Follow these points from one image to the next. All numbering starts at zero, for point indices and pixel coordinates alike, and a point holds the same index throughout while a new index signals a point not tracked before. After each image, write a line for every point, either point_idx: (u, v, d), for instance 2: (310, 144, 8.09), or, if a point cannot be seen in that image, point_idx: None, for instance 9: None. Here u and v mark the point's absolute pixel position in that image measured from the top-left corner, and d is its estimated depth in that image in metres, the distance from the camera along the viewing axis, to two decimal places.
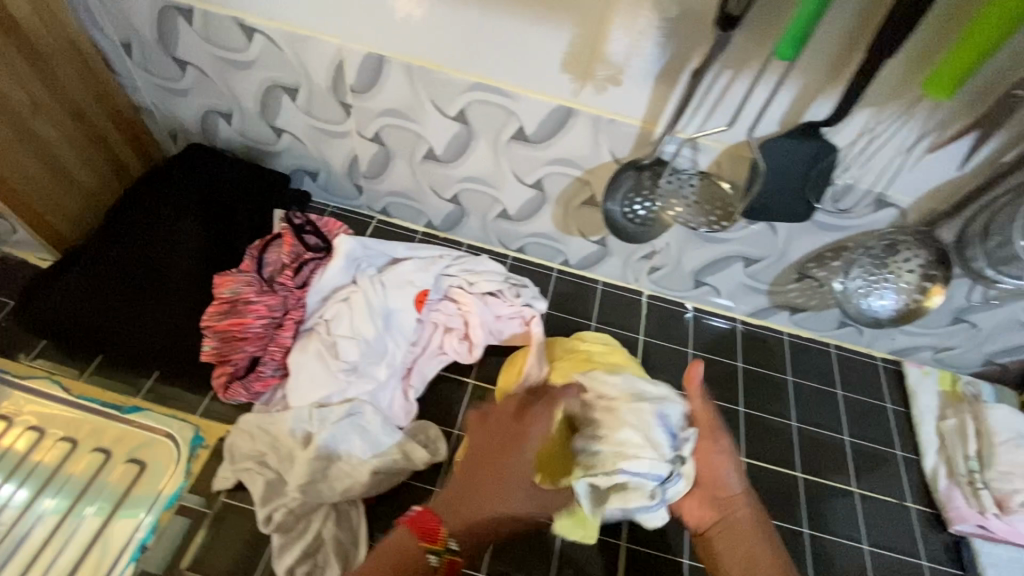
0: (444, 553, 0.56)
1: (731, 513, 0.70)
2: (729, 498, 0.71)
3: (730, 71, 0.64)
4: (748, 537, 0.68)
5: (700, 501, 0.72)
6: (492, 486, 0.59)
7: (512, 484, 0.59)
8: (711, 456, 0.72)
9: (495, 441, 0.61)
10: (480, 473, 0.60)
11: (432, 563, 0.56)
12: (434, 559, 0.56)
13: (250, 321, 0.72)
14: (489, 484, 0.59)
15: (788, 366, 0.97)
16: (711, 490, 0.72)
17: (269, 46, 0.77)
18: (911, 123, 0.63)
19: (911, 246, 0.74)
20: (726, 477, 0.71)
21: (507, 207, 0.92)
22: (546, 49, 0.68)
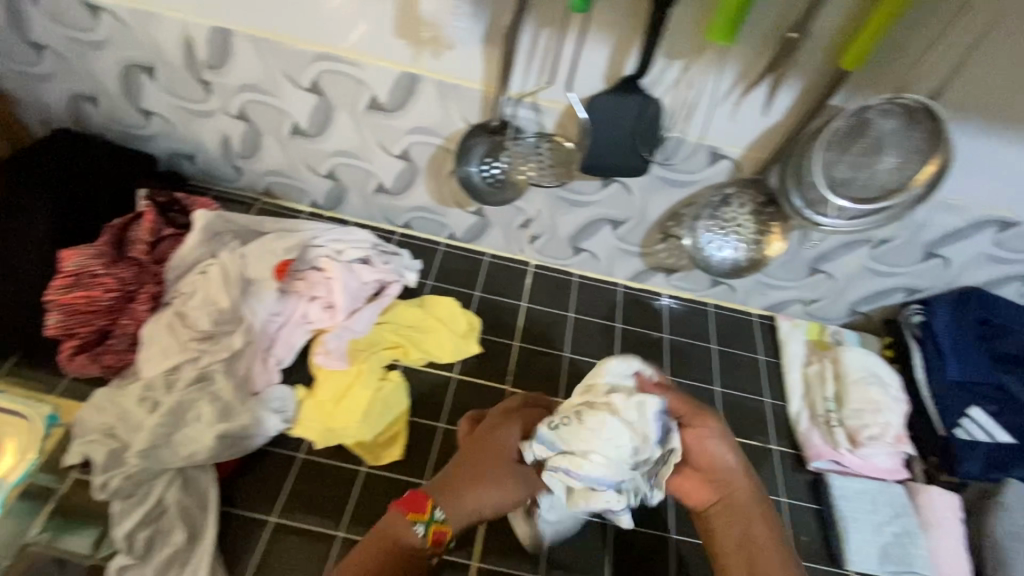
0: (430, 522, 0.61)
1: (732, 491, 0.66)
2: (710, 478, 0.67)
3: (546, 31, 0.68)
4: (746, 516, 0.65)
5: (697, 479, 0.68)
6: (478, 476, 0.64)
7: (488, 478, 0.64)
8: (705, 441, 0.67)
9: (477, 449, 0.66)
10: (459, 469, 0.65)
11: (420, 531, 0.61)
12: (420, 529, 0.61)
13: (99, 294, 0.74)
14: (461, 474, 0.64)
15: (665, 326, 1.00)
16: (709, 473, 0.67)
17: (117, 25, 0.78)
18: (716, 74, 0.68)
19: (741, 195, 0.78)
20: (724, 458, 0.67)
21: (383, 180, 0.92)
22: (379, 16, 0.71)
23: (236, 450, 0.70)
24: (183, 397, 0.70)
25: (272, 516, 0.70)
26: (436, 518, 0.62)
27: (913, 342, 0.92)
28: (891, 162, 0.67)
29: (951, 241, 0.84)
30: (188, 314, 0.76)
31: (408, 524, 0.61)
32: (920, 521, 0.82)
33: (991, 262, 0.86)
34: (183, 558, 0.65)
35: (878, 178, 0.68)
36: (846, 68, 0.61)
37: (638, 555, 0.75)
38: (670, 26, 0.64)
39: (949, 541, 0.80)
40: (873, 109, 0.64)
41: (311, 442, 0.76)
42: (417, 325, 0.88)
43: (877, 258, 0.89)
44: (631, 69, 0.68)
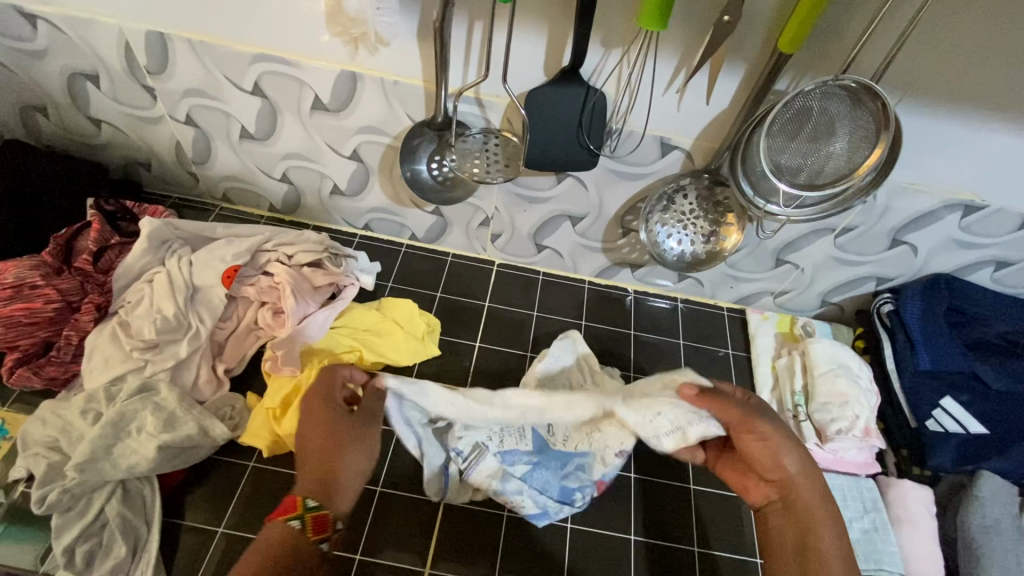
0: (306, 513, 0.54)
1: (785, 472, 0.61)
2: (773, 450, 0.61)
3: (481, 22, 0.66)
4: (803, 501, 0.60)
5: (757, 456, 0.62)
6: (334, 449, 0.60)
7: (348, 440, 0.61)
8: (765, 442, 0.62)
9: (317, 417, 0.62)
10: (317, 449, 0.59)
11: (297, 527, 0.53)
12: (297, 523, 0.53)
13: (39, 305, 0.74)
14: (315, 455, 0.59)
15: (632, 321, 0.97)
16: (764, 471, 0.62)
17: (55, 33, 0.78)
18: (655, 63, 0.67)
19: (692, 188, 0.77)
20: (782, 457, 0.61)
21: (337, 181, 0.90)
22: (311, 14, 0.70)
23: (180, 460, 0.69)
24: (124, 408, 0.69)
25: (221, 527, 0.69)
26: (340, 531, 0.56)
27: (883, 333, 0.90)
28: (842, 146, 0.65)
29: (916, 226, 0.81)
30: (134, 323, 0.76)
31: (309, 545, 0.53)
32: (890, 515, 0.79)
33: (959, 248, 0.83)
34: (125, 571, 0.64)
35: (830, 162, 0.66)
36: (784, 51, 0.59)
37: (599, 559, 0.73)
38: (601, 13, 0.63)
39: (921, 535, 0.77)
40: (815, 93, 0.62)
41: (260, 450, 0.74)
42: (370, 329, 0.86)
43: (843, 247, 0.86)
44: (569, 60, 0.67)
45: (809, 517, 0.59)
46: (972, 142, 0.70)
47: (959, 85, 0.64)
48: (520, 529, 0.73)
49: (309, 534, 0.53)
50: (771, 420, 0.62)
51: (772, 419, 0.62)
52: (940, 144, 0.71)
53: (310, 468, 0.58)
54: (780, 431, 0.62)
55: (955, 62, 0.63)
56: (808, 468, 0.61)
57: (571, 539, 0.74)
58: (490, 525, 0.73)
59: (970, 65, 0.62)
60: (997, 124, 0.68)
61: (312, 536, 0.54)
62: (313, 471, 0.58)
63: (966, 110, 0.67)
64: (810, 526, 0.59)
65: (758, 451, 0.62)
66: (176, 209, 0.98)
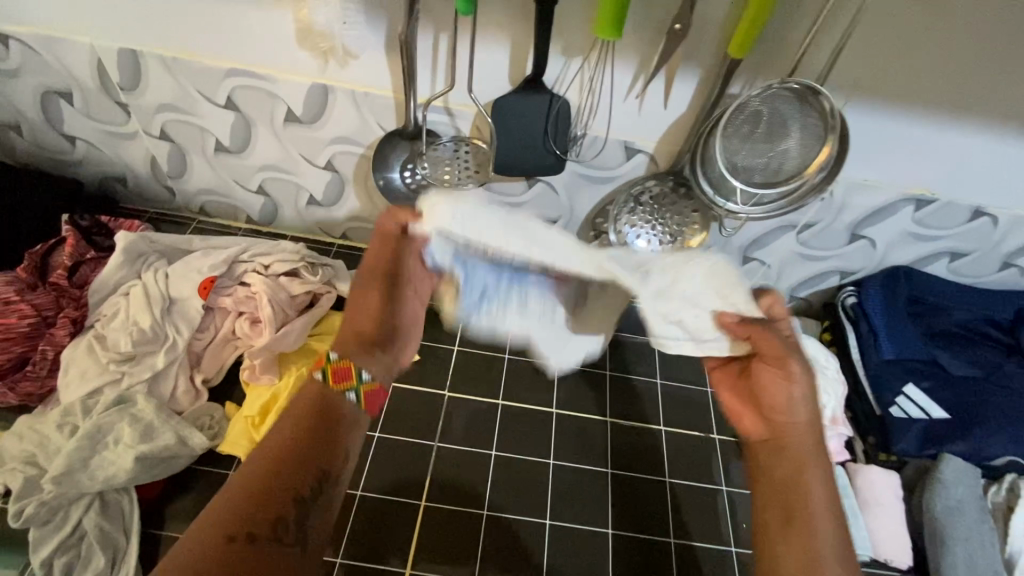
0: (328, 364, 0.55)
1: (790, 428, 0.56)
2: (787, 400, 0.55)
3: (447, 34, 0.69)
4: (798, 458, 0.55)
5: (772, 389, 0.56)
6: (376, 309, 0.59)
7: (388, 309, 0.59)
8: (780, 385, 0.55)
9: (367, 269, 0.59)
10: (361, 312, 0.59)
11: (320, 378, 0.54)
12: (320, 374, 0.54)
13: (13, 321, 0.75)
14: (364, 310, 0.59)
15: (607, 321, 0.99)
16: (768, 409, 0.56)
17: (28, 52, 0.79)
18: (616, 70, 0.70)
19: (658, 189, 0.79)
20: (796, 404, 0.55)
21: (312, 192, 0.92)
22: (281, 29, 0.72)
23: (158, 470, 0.69)
24: (101, 421, 0.69)
25: None
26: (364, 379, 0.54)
27: (848, 324, 0.93)
28: (793, 145, 0.68)
29: (873, 221, 0.84)
30: (110, 336, 0.76)
31: (336, 394, 0.54)
32: (859, 501, 0.82)
33: (915, 241, 0.86)
34: None
35: (785, 161, 0.70)
36: (734, 56, 0.63)
37: (578, 554, 0.74)
38: (561, 24, 0.66)
39: (887, 518, 0.79)
40: (765, 97, 0.65)
41: (240, 459, 0.75)
42: None
43: (806, 243, 0.89)
44: (532, 68, 0.69)
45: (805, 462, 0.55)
46: (917, 139, 0.74)
47: (899, 86, 0.68)
48: (500, 527, 0.75)
49: (330, 383, 0.54)
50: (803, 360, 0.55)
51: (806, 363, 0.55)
52: (887, 142, 0.75)
53: (353, 326, 0.58)
54: (803, 378, 0.55)
55: (895, 63, 0.66)
56: (812, 424, 0.56)
57: (550, 535, 0.75)
58: (471, 524, 0.75)
59: (908, 68, 0.66)
60: (939, 120, 0.72)
61: (335, 387, 0.54)
62: (354, 342, 0.57)
63: (909, 108, 0.71)
64: (802, 461, 0.55)
65: (777, 392, 0.55)
66: (154, 223, 0.99)
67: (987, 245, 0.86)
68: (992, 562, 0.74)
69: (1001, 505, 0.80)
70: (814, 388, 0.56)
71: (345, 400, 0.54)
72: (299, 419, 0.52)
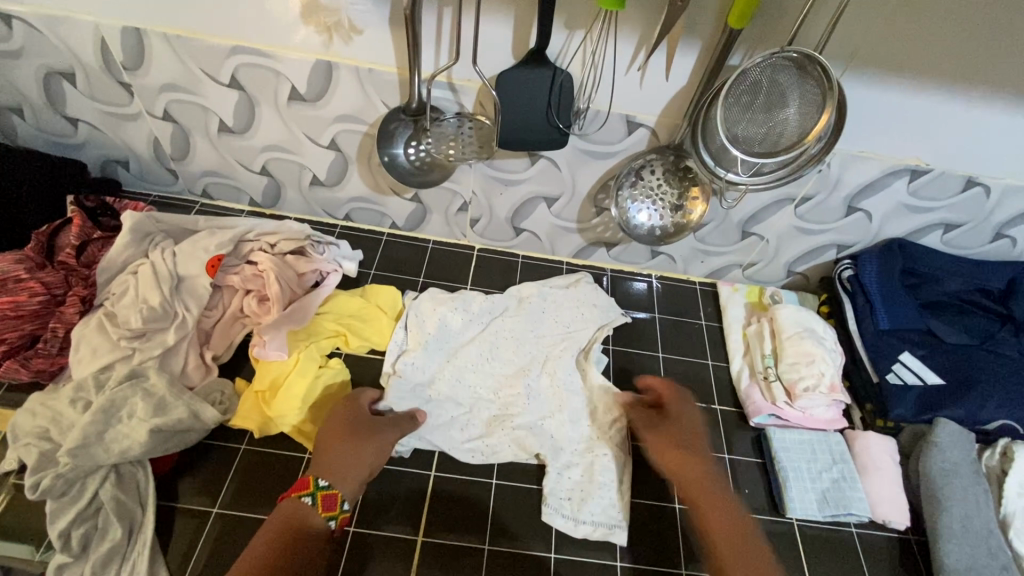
0: (317, 492, 0.63)
1: (682, 463, 0.71)
2: (683, 449, 0.72)
3: (450, 7, 0.70)
4: (697, 486, 0.68)
5: (663, 441, 0.74)
6: (354, 439, 0.68)
7: (375, 433, 0.70)
8: (668, 439, 0.73)
9: (344, 426, 0.70)
10: (339, 436, 0.69)
11: (309, 502, 0.63)
12: (309, 500, 0.63)
13: (23, 299, 0.75)
14: (339, 441, 0.68)
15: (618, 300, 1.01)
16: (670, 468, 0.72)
17: (30, 32, 0.79)
18: (618, 44, 0.71)
19: (657, 163, 0.81)
20: (687, 449, 0.72)
21: (316, 172, 0.92)
22: (285, 6, 0.72)
23: (172, 444, 0.70)
24: (114, 395, 0.70)
25: (216, 508, 0.70)
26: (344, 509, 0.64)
27: (845, 296, 0.95)
28: (793, 113, 0.70)
29: (868, 194, 0.86)
30: (119, 314, 0.77)
31: (320, 520, 0.63)
32: (857, 466, 0.84)
33: (910, 212, 0.88)
34: (122, 552, 0.65)
35: (785, 131, 0.71)
36: (734, 27, 0.64)
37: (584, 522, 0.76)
38: None
39: (884, 481, 0.82)
40: (764, 67, 0.67)
41: (251, 432, 0.76)
42: (353, 316, 0.88)
43: (803, 216, 0.91)
44: (535, 42, 0.70)
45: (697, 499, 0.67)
46: (911, 110, 0.76)
47: (894, 57, 0.70)
48: (508, 498, 0.76)
49: (319, 509, 0.63)
50: (671, 422, 0.76)
51: (670, 424, 0.76)
52: (883, 112, 0.76)
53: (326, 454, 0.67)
54: (688, 438, 0.74)
55: (891, 32, 0.68)
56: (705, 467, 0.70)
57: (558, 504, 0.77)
58: (481, 494, 0.76)
59: (902, 38, 0.68)
60: (934, 91, 0.73)
61: (320, 512, 0.63)
62: (331, 444, 0.68)
63: (904, 78, 0.72)
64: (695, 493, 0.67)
65: (666, 443, 0.73)
66: (156, 207, 0.99)
67: (980, 216, 0.87)
68: (986, 522, 0.77)
69: (995, 469, 0.82)
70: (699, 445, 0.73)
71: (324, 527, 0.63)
72: (287, 530, 0.60)
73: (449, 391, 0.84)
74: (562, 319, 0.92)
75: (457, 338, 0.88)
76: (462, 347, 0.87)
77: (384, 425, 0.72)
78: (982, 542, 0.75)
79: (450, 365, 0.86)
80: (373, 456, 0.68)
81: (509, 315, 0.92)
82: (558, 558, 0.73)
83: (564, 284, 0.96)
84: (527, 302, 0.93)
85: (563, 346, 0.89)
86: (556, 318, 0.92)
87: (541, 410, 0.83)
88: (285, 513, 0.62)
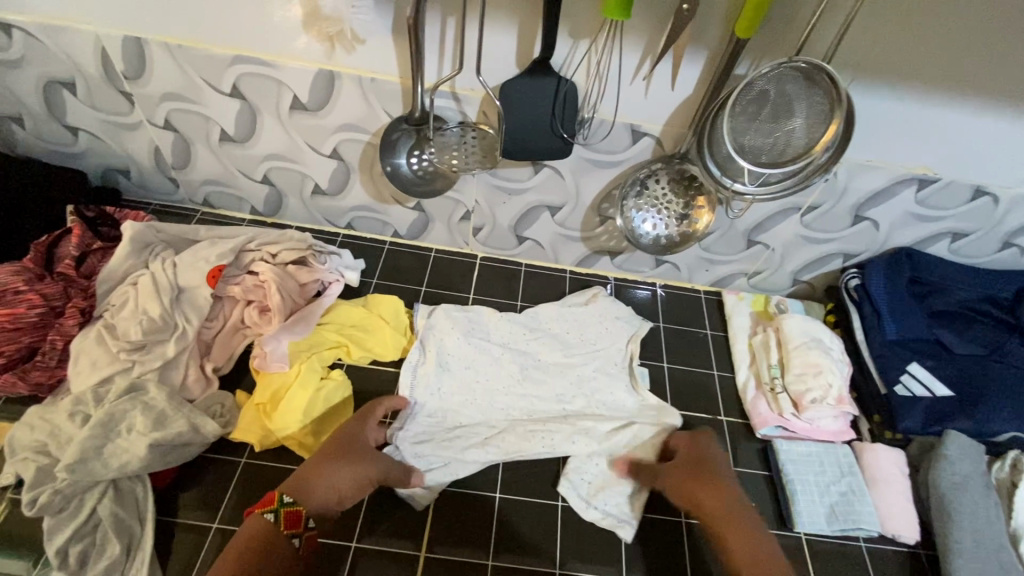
0: (281, 508, 0.59)
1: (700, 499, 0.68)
2: (696, 480, 0.70)
3: (454, 16, 0.69)
4: (722, 521, 0.65)
5: (679, 480, 0.72)
6: (342, 458, 0.66)
7: (360, 459, 0.67)
8: (685, 477, 0.71)
9: (334, 446, 0.68)
10: (325, 453, 0.66)
11: (271, 519, 0.58)
12: (272, 516, 0.58)
13: (22, 311, 0.74)
14: (326, 457, 0.66)
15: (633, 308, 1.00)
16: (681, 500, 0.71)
17: (30, 41, 0.78)
18: (623, 53, 0.70)
19: (661, 173, 0.80)
20: (705, 483, 0.70)
21: (317, 181, 0.92)
22: (287, 16, 0.72)
23: (172, 458, 0.69)
24: (113, 408, 0.69)
25: (216, 523, 0.69)
26: (311, 528, 0.60)
27: (851, 305, 0.94)
28: (800, 124, 0.69)
29: (876, 203, 0.85)
30: (118, 326, 0.76)
31: (282, 537, 0.58)
32: (866, 478, 0.82)
33: (918, 221, 0.87)
34: (120, 569, 0.64)
35: (791, 142, 0.70)
36: (741, 37, 0.63)
37: (589, 536, 0.75)
38: (568, 7, 0.66)
39: (893, 494, 0.81)
40: (771, 77, 0.66)
41: (252, 445, 0.75)
42: (355, 326, 0.87)
43: (809, 226, 0.90)
44: (539, 51, 0.70)
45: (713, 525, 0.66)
46: (919, 120, 0.75)
47: (903, 66, 0.69)
48: (512, 512, 0.75)
49: (282, 526, 0.58)
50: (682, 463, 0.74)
51: (684, 461, 0.74)
52: (890, 122, 0.75)
53: (305, 468, 0.64)
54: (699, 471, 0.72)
55: (899, 41, 0.67)
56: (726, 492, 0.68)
57: (563, 518, 0.76)
58: (485, 510, 0.75)
59: (910, 47, 0.67)
60: (942, 100, 0.72)
61: (283, 530, 0.58)
62: (314, 459, 0.65)
63: (912, 87, 0.71)
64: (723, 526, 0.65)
65: (684, 481, 0.71)
66: (157, 215, 0.98)
67: (988, 224, 0.86)
68: (998, 537, 0.75)
69: (1005, 481, 0.81)
70: (719, 472, 0.71)
71: (289, 547, 0.58)
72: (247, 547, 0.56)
73: (470, 404, 0.83)
74: (580, 332, 0.92)
75: (476, 353, 0.87)
76: (474, 363, 0.86)
77: (371, 455, 0.69)
78: (994, 556, 0.74)
79: (463, 380, 0.85)
80: (351, 480, 0.65)
81: (527, 330, 0.91)
82: (564, 571, 0.72)
83: (582, 301, 0.95)
84: (550, 321, 0.93)
85: (573, 357, 0.89)
86: (573, 331, 0.92)
87: (544, 422, 0.82)
88: (247, 531, 0.57)
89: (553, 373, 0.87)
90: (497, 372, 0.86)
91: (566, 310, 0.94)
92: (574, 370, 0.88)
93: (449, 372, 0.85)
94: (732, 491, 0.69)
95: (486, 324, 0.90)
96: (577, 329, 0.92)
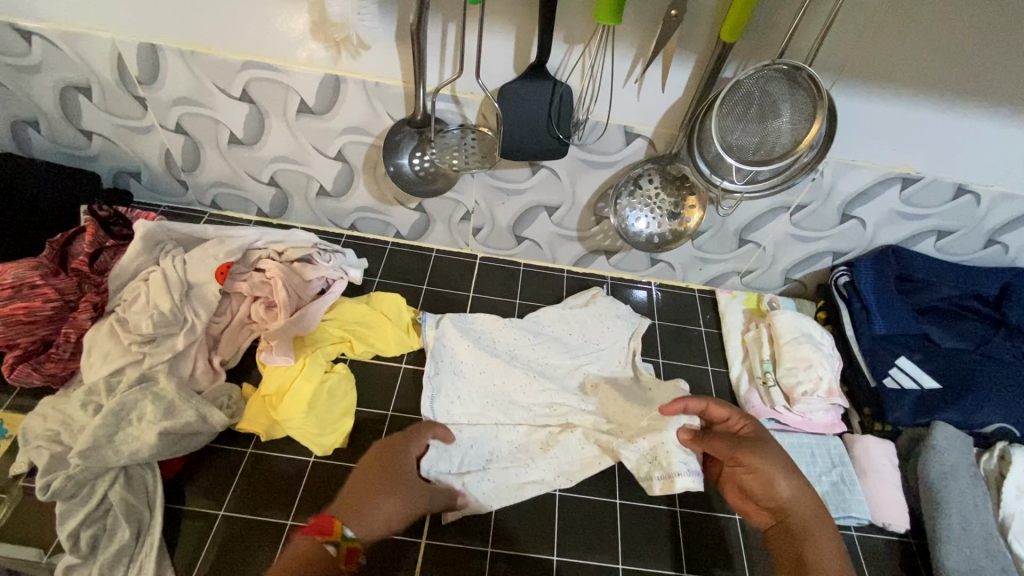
0: (342, 540, 0.57)
1: (779, 500, 0.66)
2: (766, 476, 0.67)
3: (454, 23, 0.73)
4: (802, 527, 0.64)
5: (746, 471, 0.69)
6: (392, 488, 0.63)
7: (408, 492, 0.64)
8: (754, 469, 0.68)
9: (384, 471, 0.64)
10: (376, 480, 0.63)
11: (333, 552, 0.56)
12: (332, 548, 0.56)
13: (38, 304, 0.77)
14: (380, 486, 0.63)
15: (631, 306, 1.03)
16: (759, 499, 0.68)
17: (49, 48, 0.82)
18: (615, 57, 0.73)
19: (652, 172, 0.83)
20: (774, 483, 0.67)
21: (322, 183, 0.95)
22: (296, 23, 0.75)
23: (180, 446, 0.71)
24: (124, 398, 0.71)
25: (222, 511, 0.71)
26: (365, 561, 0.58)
27: (840, 302, 0.97)
28: (785, 123, 0.72)
29: (861, 202, 0.88)
30: (129, 320, 0.79)
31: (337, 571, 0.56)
32: (856, 469, 0.84)
33: (902, 219, 0.90)
34: (130, 554, 0.66)
35: (778, 140, 0.73)
36: (726, 41, 0.66)
37: (585, 525, 0.76)
38: (562, 14, 0.70)
39: (883, 484, 0.83)
40: (756, 78, 0.69)
41: (258, 436, 0.77)
42: (360, 322, 0.89)
43: (798, 224, 0.93)
44: (535, 56, 0.73)
45: (806, 537, 0.63)
46: (900, 121, 0.78)
47: (882, 69, 0.73)
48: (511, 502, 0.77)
49: (342, 563, 0.56)
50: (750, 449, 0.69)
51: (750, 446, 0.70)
52: (871, 124, 0.79)
53: (358, 498, 0.61)
54: (770, 463, 0.68)
55: (877, 45, 0.70)
56: (799, 490, 0.66)
57: (561, 508, 0.77)
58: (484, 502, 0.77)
59: (887, 50, 0.71)
60: (921, 101, 0.76)
61: (342, 565, 0.56)
62: (367, 486, 0.62)
63: (892, 88, 0.75)
64: (804, 534, 0.63)
65: (749, 475, 0.69)
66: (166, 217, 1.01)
67: (971, 223, 0.89)
68: (986, 526, 0.77)
69: (993, 472, 0.83)
70: (790, 466, 0.68)
71: None
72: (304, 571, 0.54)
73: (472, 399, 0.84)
74: (577, 332, 0.94)
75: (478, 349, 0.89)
76: (475, 361, 0.88)
77: (421, 489, 0.66)
78: (982, 544, 0.76)
79: (464, 376, 0.86)
80: (402, 518, 0.62)
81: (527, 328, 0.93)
82: (561, 559, 0.73)
83: (582, 302, 0.97)
84: (549, 321, 0.95)
85: (571, 355, 0.91)
86: (571, 331, 0.94)
87: (542, 414, 0.84)
88: (299, 554, 0.55)
89: (551, 370, 0.89)
90: (509, 378, 0.87)
91: (566, 310, 0.96)
92: (573, 368, 0.90)
93: (450, 367, 0.87)
94: (808, 487, 0.67)
95: (488, 325, 0.92)
96: (577, 330, 0.94)
